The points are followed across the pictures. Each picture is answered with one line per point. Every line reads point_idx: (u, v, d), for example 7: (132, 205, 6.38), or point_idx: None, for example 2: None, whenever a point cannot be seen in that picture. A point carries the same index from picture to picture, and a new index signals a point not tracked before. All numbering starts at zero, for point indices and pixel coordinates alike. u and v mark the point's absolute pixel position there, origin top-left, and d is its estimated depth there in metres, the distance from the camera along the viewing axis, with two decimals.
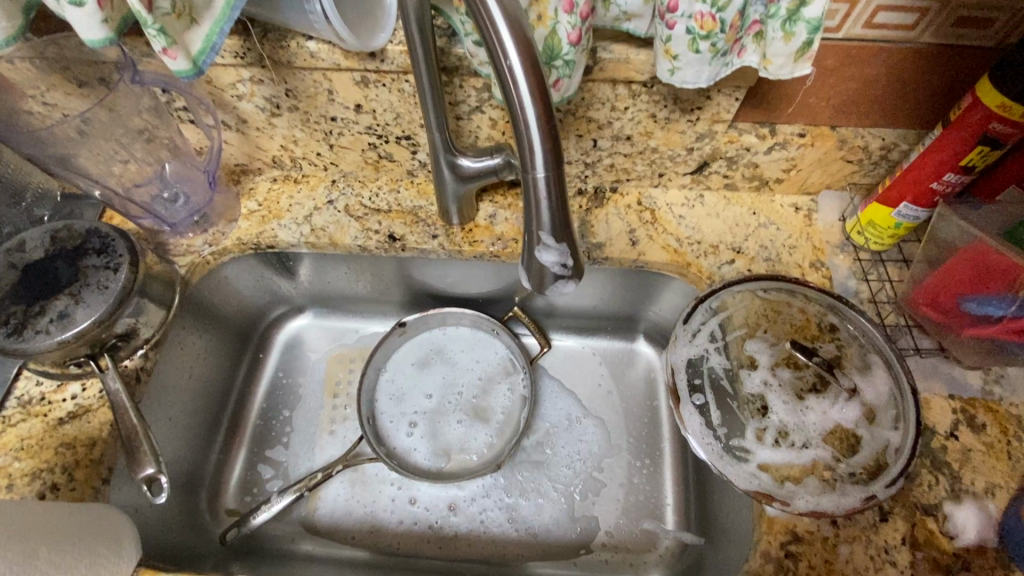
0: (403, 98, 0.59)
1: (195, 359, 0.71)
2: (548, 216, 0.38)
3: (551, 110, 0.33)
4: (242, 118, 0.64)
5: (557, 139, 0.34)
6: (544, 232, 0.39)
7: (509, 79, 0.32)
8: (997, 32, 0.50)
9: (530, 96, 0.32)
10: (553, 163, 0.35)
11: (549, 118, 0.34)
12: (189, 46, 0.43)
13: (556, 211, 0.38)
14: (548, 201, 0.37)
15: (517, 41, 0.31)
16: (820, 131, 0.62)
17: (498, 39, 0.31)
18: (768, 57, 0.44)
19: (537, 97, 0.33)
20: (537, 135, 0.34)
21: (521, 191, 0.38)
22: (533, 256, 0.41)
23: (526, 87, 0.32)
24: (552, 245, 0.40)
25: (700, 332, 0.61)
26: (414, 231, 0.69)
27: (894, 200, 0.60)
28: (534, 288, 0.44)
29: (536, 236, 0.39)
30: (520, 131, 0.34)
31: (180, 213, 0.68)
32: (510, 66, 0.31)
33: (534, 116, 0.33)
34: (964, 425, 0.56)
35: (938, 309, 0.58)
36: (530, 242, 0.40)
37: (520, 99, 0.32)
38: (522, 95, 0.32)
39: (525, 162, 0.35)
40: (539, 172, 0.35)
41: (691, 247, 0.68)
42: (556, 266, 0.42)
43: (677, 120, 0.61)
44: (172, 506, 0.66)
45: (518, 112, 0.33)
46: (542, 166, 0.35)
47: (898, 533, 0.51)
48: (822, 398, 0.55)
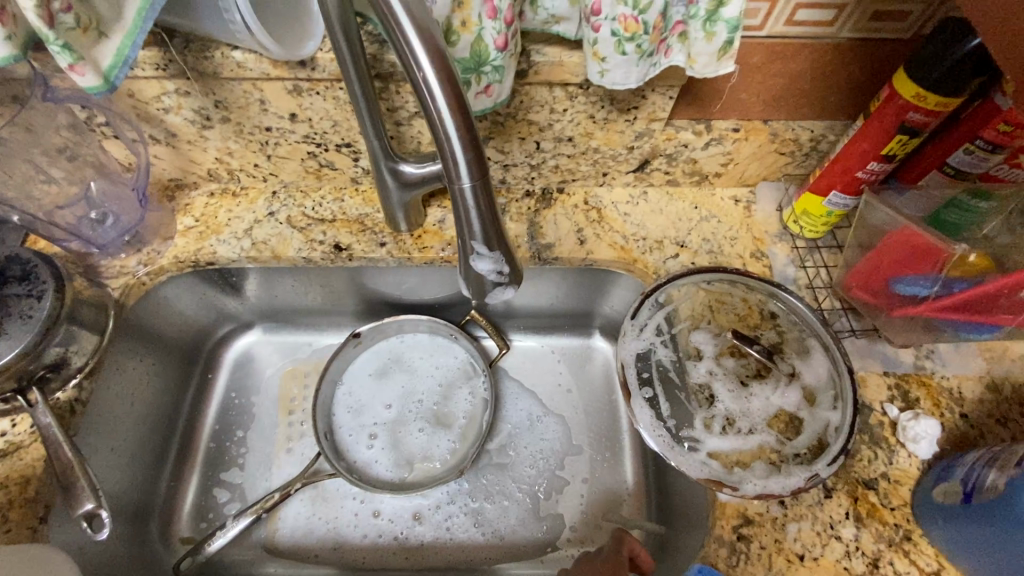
0: (339, 105, 0.58)
1: (135, 386, 0.68)
2: (479, 226, 0.37)
3: (472, 119, 0.33)
4: (171, 131, 0.62)
5: (480, 150, 0.34)
6: (476, 242, 0.38)
7: (425, 89, 0.31)
8: (908, 26, 0.53)
9: (447, 107, 0.32)
10: (478, 174, 0.34)
11: (470, 127, 0.33)
12: (99, 62, 0.41)
13: (486, 220, 0.37)
14: (477, 210, 0.37)
15: (429, 50, 0.30)
16: (753, 126, 0.64)
17: (410, 51, 0.30)
18: (693, 56, 0.45)
19: (455, 108, 0.32)
20: (459, 145, 0.33)
21: (450, 201, 0.37)
22: (469, 266, 0.41)
23: (442, 98, 0.31)
24: (485, 254, 0.40)
25: (648, 326, 0.61)
26: (361, 240, 0.68)
27: (824, 189, 0.63)
28: (474, 296, 0.44)
29: (469, 246, 0.39)
30: (442, 140, 0.33)
31: (109, 234, 0.64)
32: (424, 77, 0.30)
33: (453, 128, 0.32)
34: (898, 400, 0.59)
35: (870, 292, 0.62)
36: (465, 252, 0.40)
37: (436, 110, 0.31)
38: (440, 106, 0.31)
39: (449, 173, 0.35)
40: (464, 182, 0.35)
41: (637, 243, 0.69)
42: (492, 274, 0.41)
43: (615, 120, 0.62)
44: (117, 542, 0.63)
45: (437, 122, 0.32)
46: (467, 177, 0.35)
47: (842, 508, 0.54)
48: (766, 383, 0.57)
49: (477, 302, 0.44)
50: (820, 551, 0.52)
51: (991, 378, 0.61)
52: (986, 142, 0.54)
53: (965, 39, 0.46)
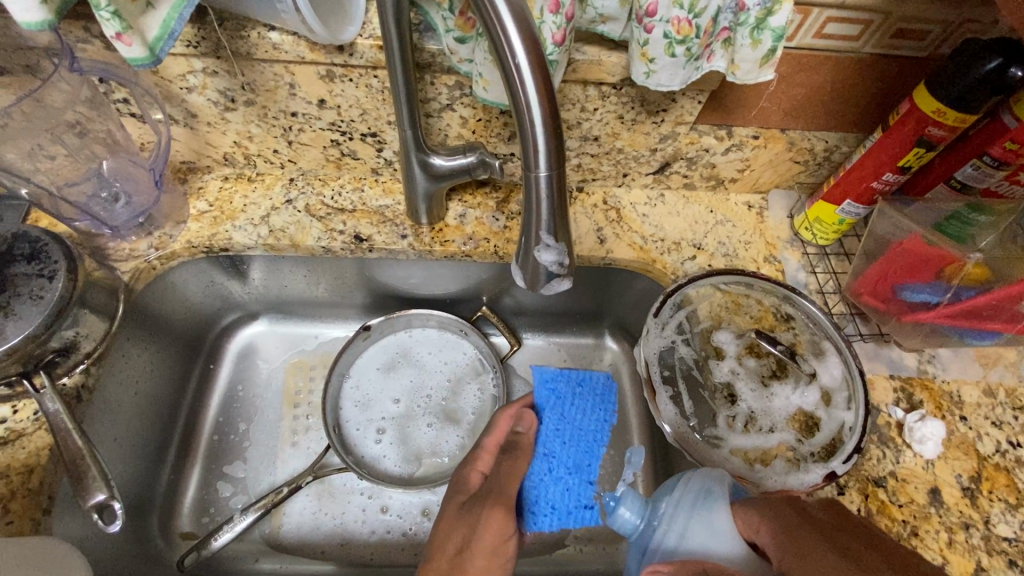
0: (371, 94, 0.57)
1: (141, 373, 0.65)
2: (548, 216, 0.38)
3: (556, 109, 0.33)
4: (191, 112, 0.60)
5: (561, 139, 0.34)
6: (545, 232, 0.39)
7: (515, 78, 0.32)
8: (927, 44, 0.55)
9: (536, 96, 0.32)
10: (557, 163, 0.35)
11: (553, 117, 0.34)
12: (144, 33, 0.40)
13: (555, 211, 0.38)
14: (548, 201, 0.37)
15: (524, 39, 0.31)
16: (772, 134, 0.66)
17: (506, 39, 0.31)
18: (736, 62, 0.46)
19: (543, 97, 0.33)
20: (542, 134, 0.34)
21: (521, 190, 0.38)
22: (531, 255, 0.41)
23: (532, 86, 0.32)
24: (551, 245, 0.40)
25: (669, 324, 0.63)
26: (382, 231, 0.67)
27: (837, 199, 0.65)
28: (527, 287, 0.44)
29: (536, 236, 0.40)
30: (525, 129, 0.34)
31: (121, 215, 0.62)
32: (518, 67, 0.31)
33: (539, 118, 0.33)
34: (904, 402, 0.62)
35: (878, 297, 0.64)
36: (529, 243, 0.41)
37: (525, 98, 0.32)
38: (530, 95, 0.32)
39: (529, 161, 0.35)
40: (541, 172, 0.35)
41: (655, 244, 0.70)
42: (553, 265, 0.42)
43: (643, 122, 0.63)
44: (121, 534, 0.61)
45: (523, 111, 0.33)
46: (545, 165, 0.35)
47: (854, 505, 0.56)
48: (784, 383, 0.59)
49: (529, 292, 0.45)
50: None
51: (988, 384, 0.64)
52: (993, 159, 0.57)
53: (985, 60, 0.48)
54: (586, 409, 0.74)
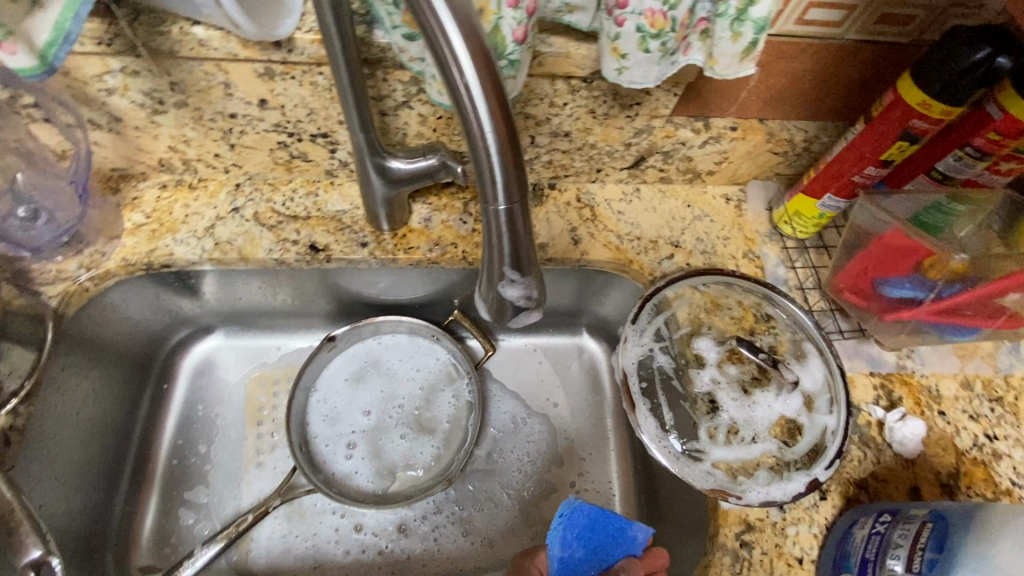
0: (317, 92, 0.52)
1: (82, 404, 0.60)
2: (511, 250, 0.34)
3: (516, 136, 0.29)
4: (116, 116, 0.54)
5: (522, 168, 0.30)
6: (508, 268, 0.35)
7: (466, 101, 0.28)
8: (911, 30, 0.52)
9: (491, 119, 0.28)
10: (518, 194, 0.31)
11: (513, 145, 0.30)
12: (31, 37, 0.34)
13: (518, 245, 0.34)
14: (510, 235, 0.33)
15: (474, 57, 0.26)
16: (750, 125, 0.63)
17: (452, 55, 0.26)
18: (714, 56, 0.42)
19: (499, 122, 0.28)
20: (501, 165, 0.30)
21: (480, 222, 0.34)
22: (495, 290, 0.37)
23: (485, 109, 0.28)
24: (517, 279, 0.37)
25: (646, 330, 0.60)
26: (340, 239, 0.62)
27: (818, 192, 0.63)
28: (492, 320, 0.40)
29: (499, 271, 0.36)
30: (479, 159, 0.29)
31: (43, 234, 0.56)
32: (466, 89, 0.27)
33: (496, 147, 0.29)
34: (884, 400, 0.61)
35: (859, 294, 0.63)
36: (491, 278, 0.37)
37: (477, 123, 0.28)
38: (482, 120, 0.28)
39: (486, 192, 0.31)
40: (500, 205, 0.32)
41: (632, 243, 0.67)
42: (520, 299, 0.38)
43: (616, 116, 0.59)
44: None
45: (478, 138, 0.29)
46: (504, 197, 0.31)
47: (835, 510, 0.55)
48: (767, 390, 0.57)
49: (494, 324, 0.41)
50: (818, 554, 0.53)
51: (965, 376, 0.63)
52: (976, 149, 0.55)
53: (973, 50, 0.45)
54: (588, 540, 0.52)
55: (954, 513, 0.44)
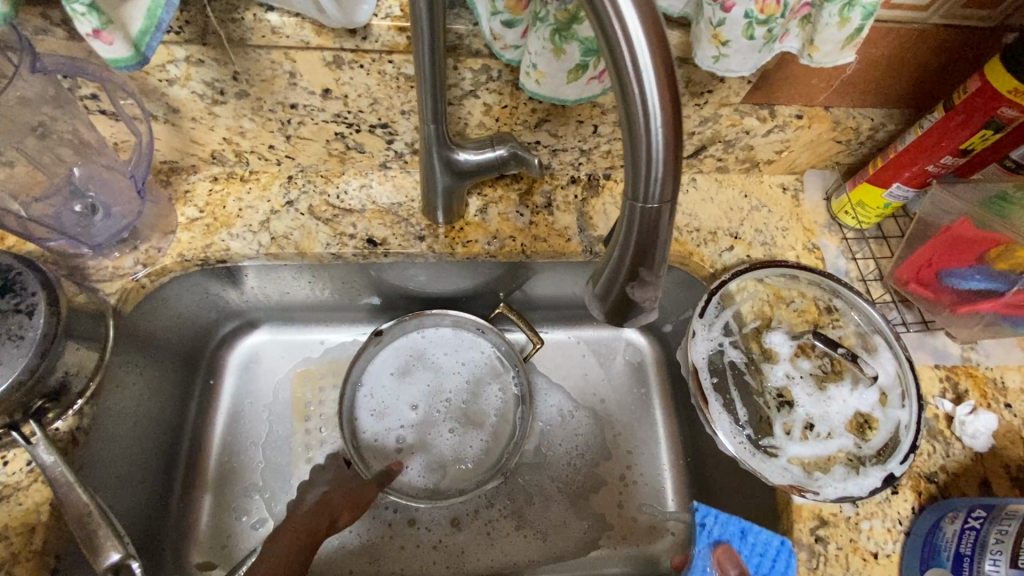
0: (384, 81, 0.50)
1: (137, 401, 0.59)
2: (653, 255, 0.30)
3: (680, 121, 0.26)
4: (174, 107, 0.52)
5: (680, 160, 0.27)
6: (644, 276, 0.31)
7: (630, 79, 0.25)
8: (998, 15, 0.51)
9: (658, 99, 0.25)
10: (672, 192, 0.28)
11: (676, 132, 0.27)
12: (127, 25, 0.32)
13: (662, 250, 0.30)
14: (654, 238, 0.29)
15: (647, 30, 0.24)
16: (816, 112, 0.61)
17: (622, 32, 0.24)
18: (816, 43, 0.41)
19: (665, 103, 0.26)
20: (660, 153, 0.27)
21: (618, 223, 0.30)
22: (622, 303, 0.33)
23: (653, 86, 0.25)
24: (648, 291, 0.32)
25: (715, 324, 0.60)
26: (397, 233, 0.61)
27: (886, 181, 0.61)
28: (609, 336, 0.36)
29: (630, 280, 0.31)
30: (636, 145, 0.26)
31: (99, 232, 0.54)
32: (637, 68, 0.25)
33: (658, 131, 0.26)
34: (950, 392, 0.60)
35: (926, 287, 0.62)
36: (620, 290, 0.32)
37: (642, 104, 0.25)
38: (648, 100, 0.25)
39: (636, 187, 0.28)
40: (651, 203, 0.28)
41: (691, 235, 0.66)
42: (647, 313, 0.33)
43: (685, 104, 0.57)
44: None
45: (639, 121, 0.26)
46: (657, 195, 0.28)
47: (907, 504, 0.54)
48: (841, 385, 0.57)
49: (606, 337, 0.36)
50: (892, 548, 0.52)
51: None
52: None
53: None
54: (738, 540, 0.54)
55: None
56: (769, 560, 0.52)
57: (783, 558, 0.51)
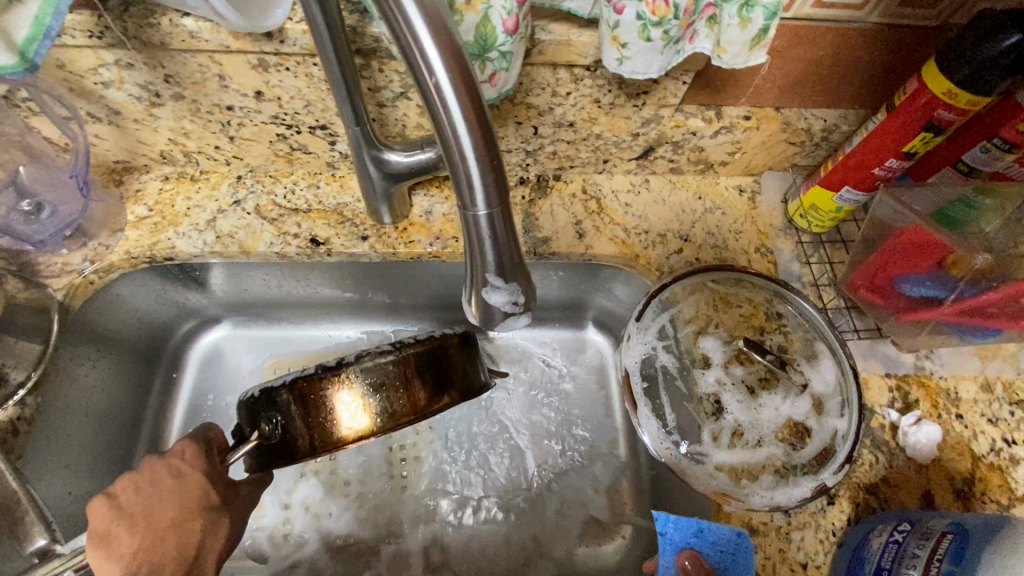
0: (313, 83, 0.51)
1: (92, 392, 0.61)
2: (494, 255, 0.35)
3: (492, 136, 0.30)
4: (114, 109, 0.53)
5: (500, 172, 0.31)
6: (491, 273, 0.36)
7: (437, 101, 0.28)
8: (939, 13, 0.49)
9: (465, 119, 0.28)
10: (496, 200, 0.32)
11: (490, 146, 0.30)
12: (12, 34, 0.35)
13: (501, 249, 0.35)
14: (491, 240, 0.34)
15: (443, 56, 0.27)
16: (764, 113, 0.60)
17: (422, 55, 0.27)
18: (722, 44, 0.40)
19: (472, 120, 0.29)
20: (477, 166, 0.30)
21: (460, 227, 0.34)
22: (479, 296, 0.38)
23: (457, 108, 0.28)
24: (501, 285, 0.37)
25: (650, 327, 0.59)
26: (341, 233, 0.61)
27: (836, 184, 0.60)
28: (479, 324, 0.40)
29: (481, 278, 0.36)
30: (455, 160, 0.30)
31: (46, 228, 0.56)
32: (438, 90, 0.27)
33: (470, 148, 0.29)
34: (899, 402, 0.58)
35: (877, 292, 0.60)
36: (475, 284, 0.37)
37: (451, 123, 0.28)
38: (455, 121, 0.28)
39: (464, 198, 0.32)
40: (479, 210, 0.32)
41: (638, 237, 0.65)
42: (506, 305, 0.38)
43: (622, 105, 0.56)
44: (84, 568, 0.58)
45: (453, 141, 0.29)
46: (483, 203, 0.32)
47: (843, 515, 0.53)
48: (774, 393, 0.56)
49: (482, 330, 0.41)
50: (823, 560, 0.51)
51: (986, 378, 0.60)
52: (1004, 141, 0.52)
53: (1002, 35, 0.42)
54: (700, 540, 0.51)
55: (976, 525, 0.43)
56: (730, 556, 0.50)
57: (742, 550, 0.50)
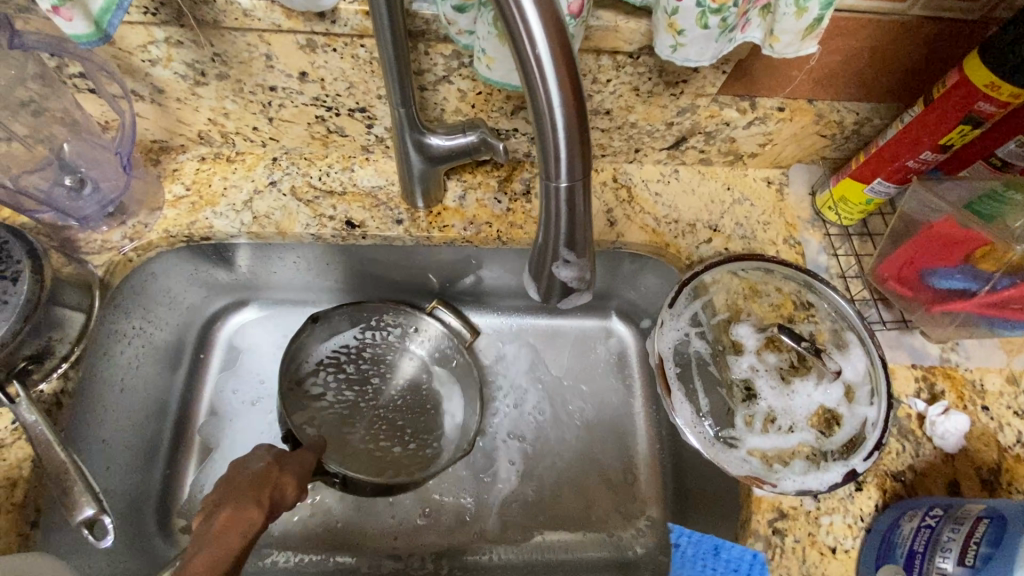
0: (358, 65, 0.51)
1: (125, 369, 0.61)
2: (569, 229, 0.35)
3: (583, 107, 0.29)
4: (158, 87, 0.54)
5: (586, 144, 0.31)
6: (565, 249, 0.36)
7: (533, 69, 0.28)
8: (981, 6, 0.50)
9: (559, 87, 0.28)
10: (580, 173, 0.32)
11: (580, 117, 0.30)
12: (88, 5, 0.36)
13: (577, 223, 0.34)
14: (569, 214, 0.34)
15: (544, 23, 0.27)
16: (798, 105, 0.61)
17: (524, 22, 0.27)
18: (775, 33, 0.41)
19: (566, 89, 0.29)
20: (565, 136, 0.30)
21: (538, 201, 0.34)
22: (547, 271, 0.38)
23: (554, 76, 0.28)
24: (572, 260, 0.37)
25: (684, 314, 0.60)
26: (376, 216, 0.62)
27: (868, 176, 0.60)
28: (543, 300, 0.40)
29: (554, 252, 0.36)
30: (544, 130, 0.30)
31: (88, 205, 0.56)
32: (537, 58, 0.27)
33: (561, 118, 0.29)
34: (924, 392, 0.59)
35: (905, 284, 0.61)
36: (546, 259, 0.37)
37: (545, 91, 0.28)
38: (550, 89, 0.28)
39: (548, 169, 0.32)
40: (562, 183, 0.32)
41: (669, 226, 0.65)
42: (572, 280, 0.38)
43: (660, 94, 0.57)
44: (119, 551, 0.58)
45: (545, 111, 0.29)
46: (567, 175, 0.32)
47: (871, 501, 0.54)
48: (806, 380, 0.57)
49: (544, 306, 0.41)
50: (852, 544, 0.52)
51: (1010, 371, 0.61)
52: None
53: None
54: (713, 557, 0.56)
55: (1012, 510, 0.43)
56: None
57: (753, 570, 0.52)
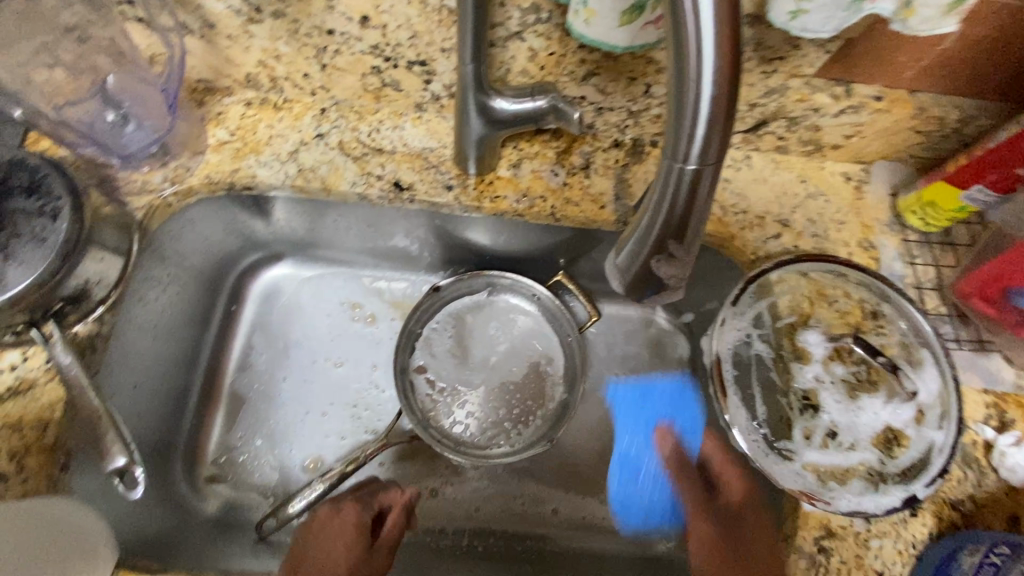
0: (425, 12, 0.49)
1: (162, 312, 0.61)
2: (682, 219, 0.31)
3: (735, 82, 0.26)
4: (209, 21, 0.50)
5: (729, 124, 0.27)
6: (673, 241, 0.33)
7: (688, 30, 0.25)
8: None
9: (715, 55, 0.25)
10: (714, 157, 0.28)
11: (729, 94, 0.26)
12: None
13: (692, 214, 0.31)
14: (687, 203, 0.31)
15: None
16: (898, 95, 0.55)
17: None
18: (914, 6, 0.35)
19: (721, 59, 0.25)
20: (705, 113, 0.27)
21: (654, 184, 0.31)
22: (642, 260, 0.35)
23: (712, 40, 0.25)
24: (678, 253, 0.34)
25: (745, 313, 0.57)
26: (425, 179, 0.58)
27: (965, 181, 0.55)
28: (625, 291, 0.38)
29: (663, 243, 0.33)
30: (686, 103, 0.26)
31: (132, 142, 0.55)
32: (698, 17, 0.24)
33: (707, 91, 0.26)
34: (995, 420, 0.55)
35: (988, 301, 0.55)
36: (650, 251, 0.34)
37: (699, 56, 0.25)
38: (703, 57, 0.25)
39: (677, 149, 0.28)
40: (688, 166, 0.29)
41: (735, 217, 0.61)
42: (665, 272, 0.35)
43: (750, 71, 0.52)
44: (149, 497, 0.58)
45: (691, 82, 0.26)
46: (696, 158, 0.28)
47: (925, 528, 0.51)
48: (874, 396, 0.53)
49: (624, 294, 0.38)
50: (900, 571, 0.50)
51: None
52: None
53: None
54: None
55: None
56: None
57: None
